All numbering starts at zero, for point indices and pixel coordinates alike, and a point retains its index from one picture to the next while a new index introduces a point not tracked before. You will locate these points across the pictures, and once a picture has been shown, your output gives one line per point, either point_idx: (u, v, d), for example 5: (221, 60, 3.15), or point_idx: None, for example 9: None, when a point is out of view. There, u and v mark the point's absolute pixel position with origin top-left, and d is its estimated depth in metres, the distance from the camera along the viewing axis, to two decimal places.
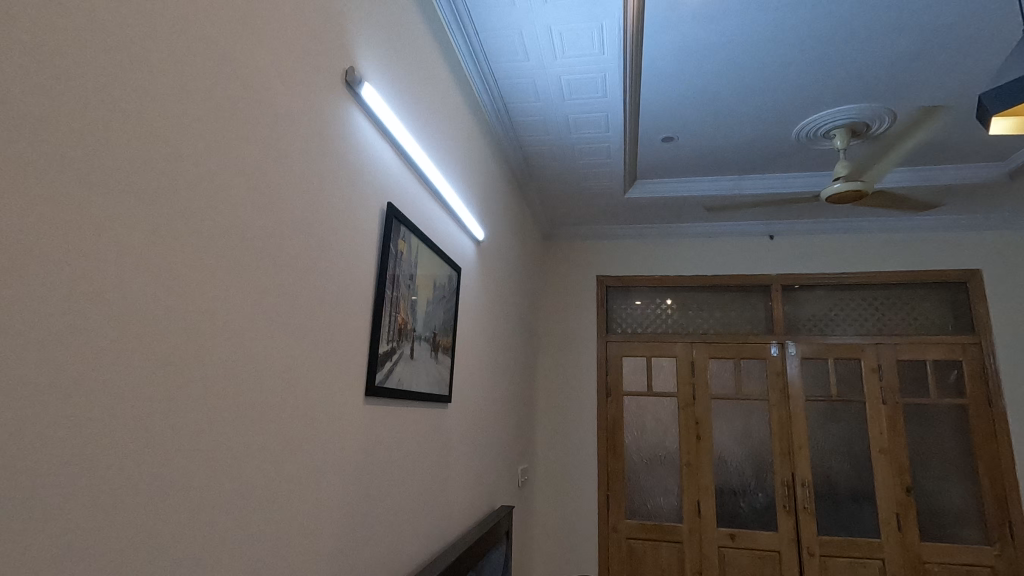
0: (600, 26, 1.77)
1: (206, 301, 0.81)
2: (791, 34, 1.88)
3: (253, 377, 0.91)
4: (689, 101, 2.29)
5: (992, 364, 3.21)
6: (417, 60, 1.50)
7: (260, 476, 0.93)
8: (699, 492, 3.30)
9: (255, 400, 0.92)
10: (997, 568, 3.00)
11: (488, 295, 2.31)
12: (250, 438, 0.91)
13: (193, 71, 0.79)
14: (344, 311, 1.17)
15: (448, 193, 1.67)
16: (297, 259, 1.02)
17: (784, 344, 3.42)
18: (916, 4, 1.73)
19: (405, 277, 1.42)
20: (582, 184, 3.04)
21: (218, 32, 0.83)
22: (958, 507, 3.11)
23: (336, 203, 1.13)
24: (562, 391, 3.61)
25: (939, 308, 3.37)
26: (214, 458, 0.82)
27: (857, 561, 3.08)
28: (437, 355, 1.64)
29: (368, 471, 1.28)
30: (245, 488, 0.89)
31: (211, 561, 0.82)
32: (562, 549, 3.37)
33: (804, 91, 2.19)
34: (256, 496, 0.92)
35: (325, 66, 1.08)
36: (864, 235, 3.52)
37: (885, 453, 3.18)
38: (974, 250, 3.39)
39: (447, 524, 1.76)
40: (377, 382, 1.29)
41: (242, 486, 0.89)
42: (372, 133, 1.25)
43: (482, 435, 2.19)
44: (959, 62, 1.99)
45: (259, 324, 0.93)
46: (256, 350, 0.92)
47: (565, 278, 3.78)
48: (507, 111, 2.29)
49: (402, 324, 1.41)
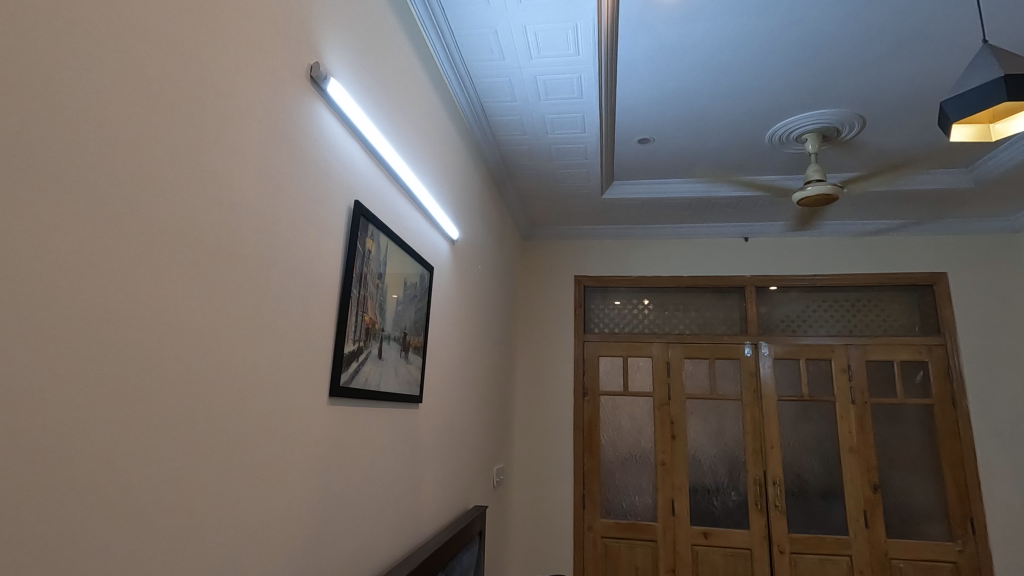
0: (575, 27, 1.77)
1: (164, 300, 0.79)
2: (763, 39, 1.90)
3: (216, 378, 0.90)
4: (665, 103, 2.31)
5: (956, 364, 3.30)
6: (388, 57, 1.48)
7: (222, 478, 0.91)
8: (673, 491, 3.33)
9: (216, 399, 0.90)
10: (960, 564, 3.07)
11: (463, 295, 2.30)
12: (213, 439, 0.89)
13: (150, 64, 0.77)
14: (309, 310, 1.15)
15: (420, 191, 1.65)
16: (260, 257, 1.00)
17: (757, 345, 3.46)
18: (883, 12, 1.76)
19: (373, 275, 1.40)
20: (560, 184, 3.04)
21: (176, 24, 0.81)
22: (923, 504, 3.18)
23: (301, 201, 1.11)
24: (538, 390, 3.61)
25: (906, 309, 3.45)
26: (172, 459, 0.80)
27: (826, 558, 3.13)
28: (407, 355, 1.63)
29: (335, 473, 1.26)
30: (204, 491, 0.87)
31: (170, 563, 0.80)
32: (537, 549, 3.38)
33: (776, 95, 2.22)
34: (216, 499, 0.89)
35: (289, 60, 1.06)
36: (837, 238, 3.58)
37: (854, 452, 3.25)
38: (941, 254, 3.48)
39: (418, 524, 1.75)
40: (344, 382, 1.27)
41: (200, 489, 0.86)
42: (339, 130, 1.23)
43: (456, 436, 2.18)
44: (926, 69, 2.03)
45: (221, 323, 0.90)
46: (216, 349, 0.90)
47: (544, 277, 3.78)
48: (483, 109, 2.27)
49: (370, 323, 1.39)
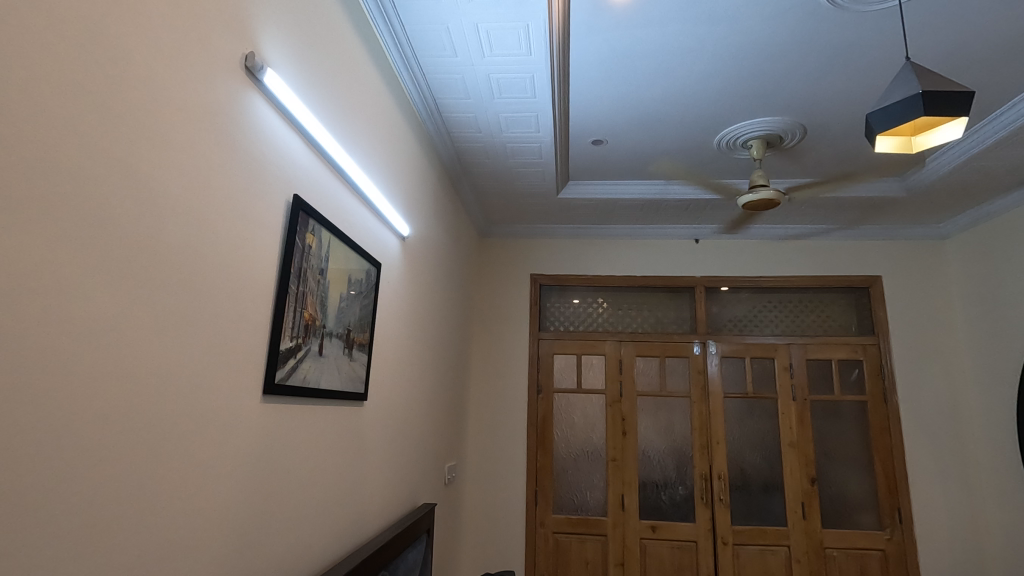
0: (526, 26, 1.78)
1: (82, 296, 0.76)
2: (709, 46, 1.96)
3: (142, 376, 0.87)
4: (617, 105, 2.34)
5: (888, 363, 3.49)
6: (332, 49, 1.46)
7: (143, 477, 0.88)
8: (623, 486, 3.40)
9: (141, 398, 0.87)
10: (888, 551, 3.25)
11: (414, 292, 2.29)
12: (139, 437, 0.87)
13: (69, 53, 0.74)
14: (241, 305, 1.12)
15: (366, 186, 1.64)
16: (191, 253, 0.97)
17: (705, 343, 3.57)
18: (818, 27, 1.84)
19: (313, 270, 1.38)
20: (516, 183, 3.06)
21: (98, 12, 0.78)
22: (856, 495, 3.35)
23: (234, 194, 1.08)
24: (494, 388, 3.62)
25: (844, 311, 3.63)
26: (91, 457, 0.78)
27: (766, 549, 3.26)
28: (351, 352, 1.61)
29: (270, 471, 1.24)
30: (125, 491, 0.84)
31: (89, 564, 0.78)
32: (490, 545, 3.40)
33: (723, 102, 2.29)
34: (138, 499, 0.87)
35: (221, 48, 1.03)
36: (782, 241, 3.73)
37: (794, 446, 3.39)
38: (877, 258, 3.66)
39: (361, 523, 1.73)
40: (279, 380, 1.24)
41: (121, 490, 0.83)
42: (276, 123, 1.21)
43: (404, 433, 2.16)
44: (860, 82, 2.13)
45: (147, 320, 0.88)
46: (141, 348, 0.87)
47: (500, 275, 3.79)
48: (437, 105, 2.27)
49: (309, 320, 1.37)
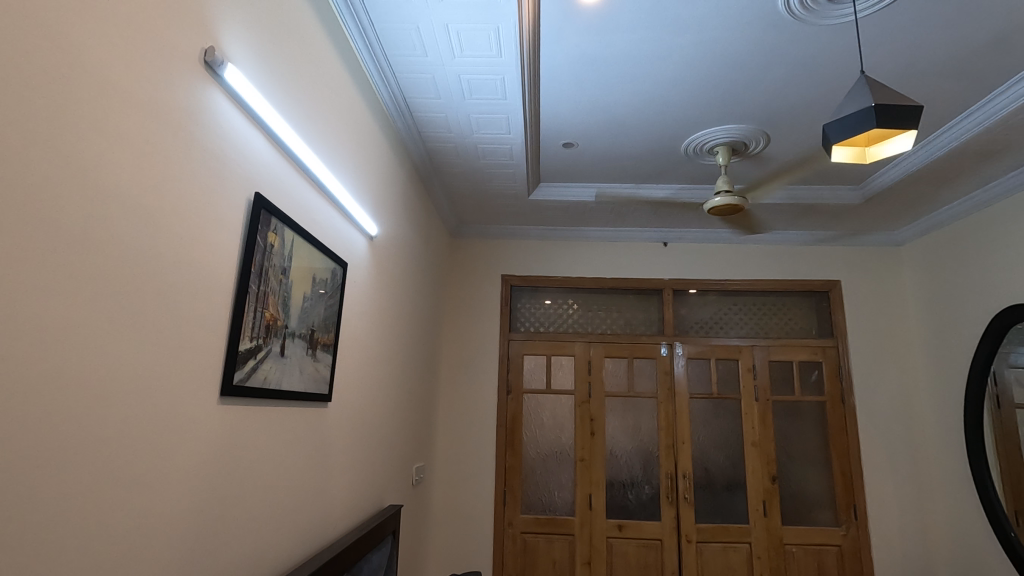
0: (496, 29, 1.79)
1: (33, 294, 0.74)
2: (675, 54, 2.00)
3: (97, 377, 0.85)
4: (588, 109, 2.37)
5: (846, 364, 3.60)
6: (298, 46, 1.44)
7: (98, 480, 0.86)
8: (591, 486, 3.44)
9: (96, 399, 0.85)
10: (844, 547, 3.36)
11: (383, 292, 2.27)
12: (93, 437, 0.85)
13: (22, 47, 0.72)
14: (198, 304, 1.08)
15: (332, 184, 1.62)
16: (148, 251, 0.95)
17: (672, 345, 3.64)
18: (781, 38, 1.90)
19: (275, 270, 1.35)
20: (487, 184, 3.06)
21: (52, 5, 0.77)
22: (815, 493, 3.45)
23: (192, 192, 1.05)
24: (463, 388, 3.62)
25: (805, 314, 3.74)
26: (42, 458, 0.76)
27: (729, 546, 3.34)
28: (314, 353, 1.59)
29: (231, 474, 1.22)
30: (79, 494, 0.82)
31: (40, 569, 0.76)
32: (458, 545, 3.39)
33: (689, 109, 2.34)
34: (93, 502, 0.85)
35: (178, 42, 1.00)
36: (747, 245, 3.82)
37: (757, 446, 3.47)
38: (836, 263, 3.79)
39: (324, 525, 1.71)
40: (238, 381, 1.22)
41: (74, 493, 0.81)
42: (237, 119, 1.19)
43: (370, 434, 2.15)
44: (820, 93, 2.21)
45: (102, 320, 0.86)
46: (96, 348, 0.85)
47: (471, 275, 3.79)
48: (407, 104, 2.25)
49: (271, 320, 1.34)
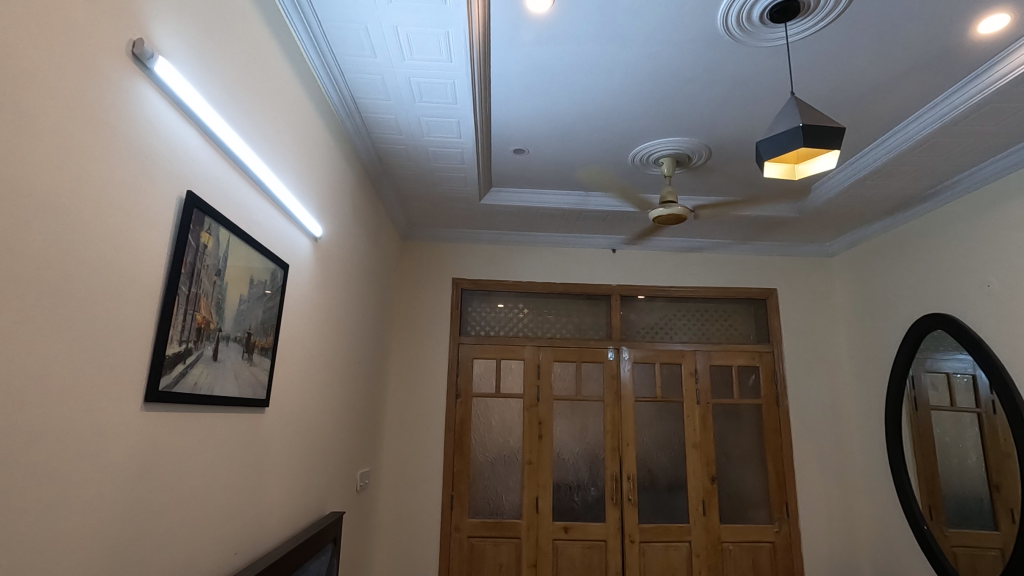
0: (447, 34, 1.79)
1: None
2: (622, 67, 2.05)
3: (14, 383, 0.81)
4: (538, 117, 2.40)
5: (780, 369, 3.79)
6: (237, 41, 1.39)
7: (14, 489, 0.82)
8: (538, 489, 3.47)
9: (12, 405, 0.81)
10: (777, 543, 3.52)
11: (327, 294, 2.22)
12: (10, 444, 0.81)
13: None
14: (122, 305, 1.03)
15: (273, 183, 1.58)
16: (72, 252, 0.91)
17: (619, 349, 3.72)
18: (720, 57, 1.98)
19: (209, 271, 1.31)
20: (437, 187, 3.05)
21: None
22: (751, 492, 3.60)
23: (115, 190, 1.00)
24: (412, 392, 3.58)
25: (744, 320, 3.91)
26: None
27: (670, 545, 3.44)
28: (251, 357, 1.54)
29: (160, 482, 1.18)
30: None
31: None
32: (404, 551, 3.36)
33: (635, 120, 2.41)
34: (8, 513, 0.81)
35: (102, 33, 0.96)
36: (691, 253, 3.95)
37: (697, 447, 3.59)
38: (773, 272, 3.97)
39: (260, 534, 1.66)
40: (165, 387, 1.17)
41: None
42: (169, 115, 1.14)
43: (312, 440, 2.10)
44: (756, 112, 2.32)
45: (20, 322, 0.82)
46: (14, 351, 0.81)
47: (422, 278, 3.77)
48: (356, 104, 2.22)
49: (202, 323, 1.30)
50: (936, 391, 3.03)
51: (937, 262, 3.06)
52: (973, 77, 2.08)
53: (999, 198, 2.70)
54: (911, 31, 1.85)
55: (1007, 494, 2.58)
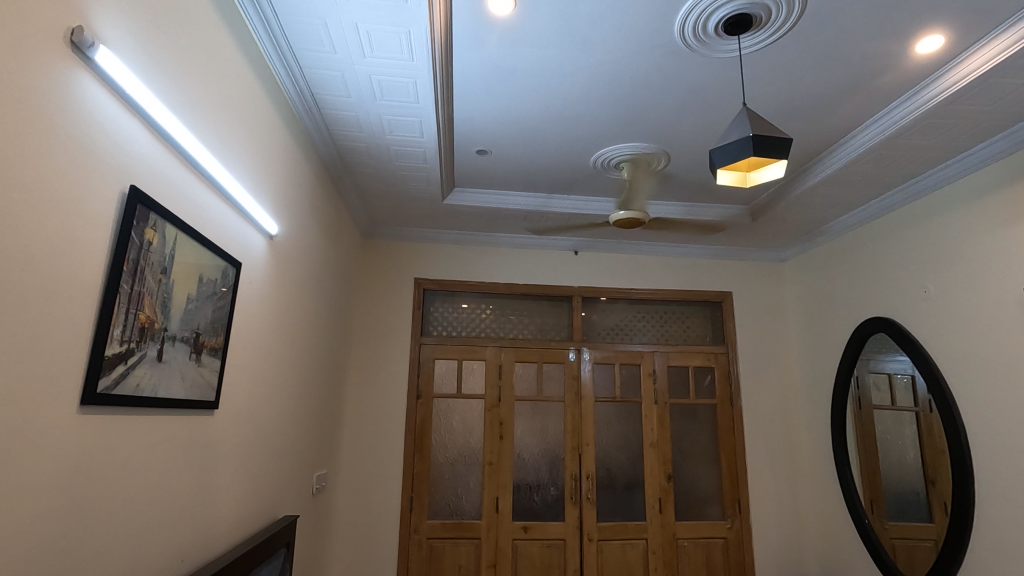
0: (408, 32, 1.78)
1: None
2: (583, 71, 2.08)
3: None
4: (501, 118, 2.41)
5: (734, 369, 3.90)
6: (187, 32, 1.35)
7: None
8: (498, 489, 3.48)
9: None
10: (729, 539, 3.63)
11: (283, 292, 2.17)
12: None
13: None
14: (58, 303, 0.99)
15: (226, 179, 1.54)
16: (7, 249, 0.87)
17: (580, 350, 3.76)
18: (677, 66, 2.04)
19: (153, 268, 1.26)
20: (400, 186, 3.02)
21: None
22: (705, 489, 3.70)
23: (52, 184, 0.96)
24: (372, 392, 3.54)
25: (700, 322, 4.01)
26: None
27: (627, 542, 3.50)
28: (199, 357, 1.50)
29: (104, 485, 1.14)
30: None
31: None
32: (361, 554, 3.32)
33: (597, 124, 2.44)
34: None
35: (40, 22, 0.92)
36: (651, 256, 4.04)
37: (655, 446, 3.67)
38: (729, 276, 4.09)
39: (209, 539, 1.62)
40: (103, 389, 1.12)
41: None
42: (111, 107, 1.10)
43: (265, 441, 2.05)
44: (711, 121, 2.39)
45: None
46: None
47: (383, 277, 3.73)
48: (315, 100, 2.18)
49: (146, 322, 1.25)
50: (878, 390, 3.18)
51: (880, 268, 3.21)
52: (912, 94, 2.20)
53: (935, 208, 2.86)
54: (857, 48, 1.94)
55: (941, 488, 2.72)
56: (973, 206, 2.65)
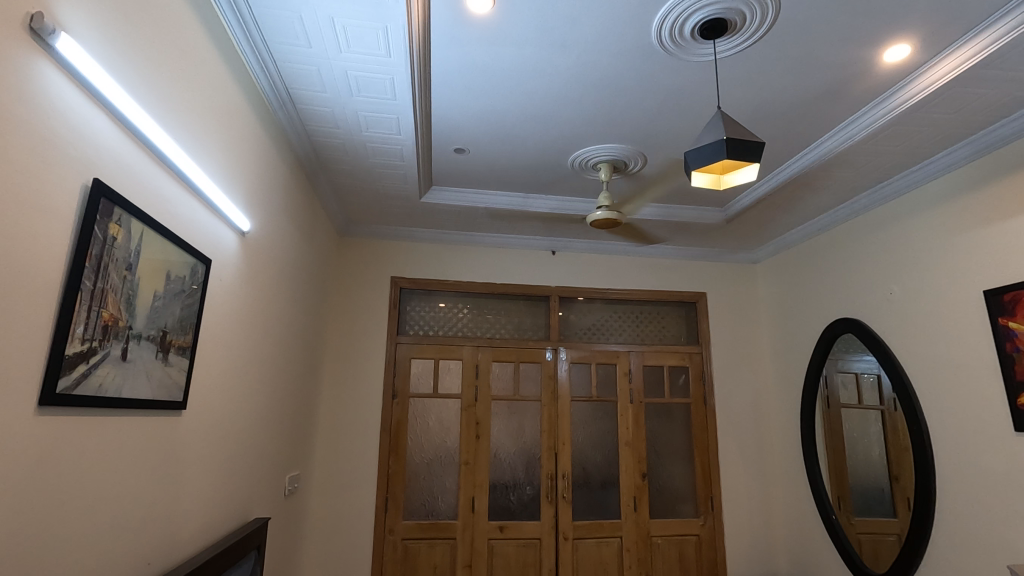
0: (385, 28, 1.76)
1: None
2: (562, 72, 2.09)
3: None
4: (478, 117, 2.40)
5: (708, 369, 3.96)
6: (154, 22, 1.32)
7: None
8: (474, 489, 3.47)
9: None
10: (701, 536, 3.68)
11: (255, 290, 2.13)
12: None
13: None
14: (17, 302, 0.95)
15: (195, 174, 1.50)
16: None
17: (557, 350, 3.78)
18: (654, 68, 2.05)
19: (118, 265, 1.22)
20: (377, 183, 3.00)
21: None
22: (679, 487, 3.75)
23: (8, 175, 0.92)
24: (347, 392, 3.50)
25: (675, 323, 4.07)
26: None
27: (602, 541, 3.53)
28: (166, 357, 1.46)
29: (65, 489, 1.11)
30: None
31: None
32: (335, 555, 3.28)
33: (575, 125, 2.45)
34: None
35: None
36: (627, 257, 4.08)
37: (630, 445, 3.71)
38: (703, 277, 4.16)
39: (176, 543, 1.58)
40: (63, 390, 1.08)
41: None
42: (73, 96, 1.07)
43: (235, 442, 2.01)
44: (687, 123, 2.42)
45: None
46: None
47: (360, 276, 3.69)
48: (290, 95, 2.15)
49: (109, 320, 1.21)
50: (846, 389, 3.26)
51: (848, 270, 3.29)
52: (880, 102, 2.27)
53: (901, 213, 2.94)
54: (828, 55, 1.98)
55: (904, 484, 2.80)
56: (937, 210, 2.73)
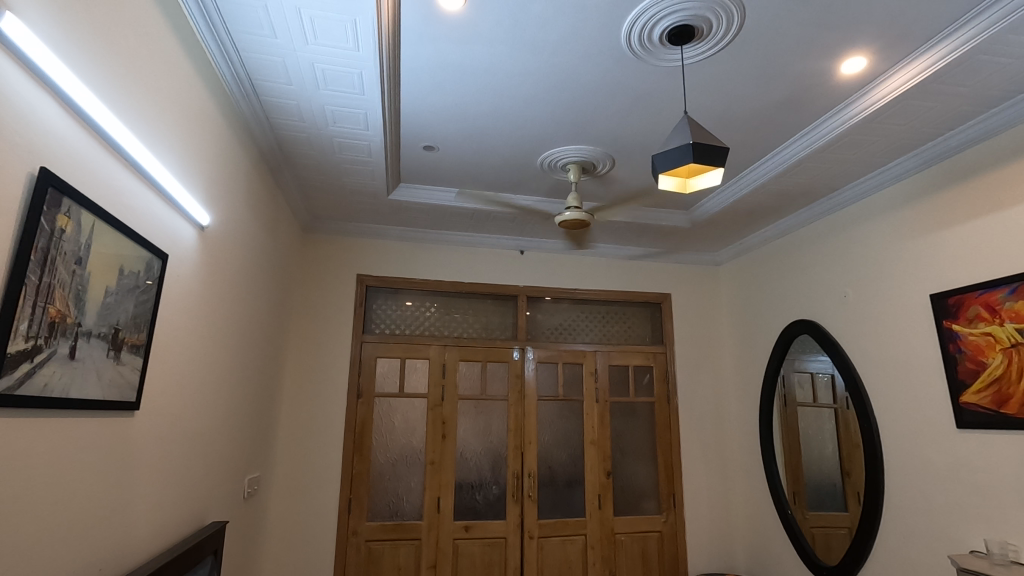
0: (354, 21, 1.72)
1: None
2: (532, 72, 2.09)
3: None
4: (448, 114, 2.39)
5: (671, 369, 4.04)
6: (109, 4, 1.26)
7: None
8: (440, 489, 3.45)
9: None
10: (664, 532, 3.75)
11: (214, 287, 2.06)
12: None
13: None
14: None
15: (152, 165, 1.45)
16: None
17: (524, 349, 3.79)
18: (623, 72, 2.08)
19: (66, 258, 1.16)
20: (343, 179, 2.94)
21: None
22: (642, 485, 3.82)
23: None
24: (310, 392, 3.43)
25: (640, 323, 4.13)
26: None
27: (566, 538, 3.56)
28: (118, 355, 1.40)
29: (11, 495, 1.05)
30: None
31: None
32: (295, 558, 3.21)
33: (545, 124, 2.46)
34: None
35: None
36: (594, 257, 4.12)
37: (595, 443, 3.75)
38: (668, 278, 4.23)
39: (130, 549, 1.52)
40: (6, 390, 1.02)
41: None
42: (18, 79, 1.01)
43: (192, 443, 1.94)
44: (654, 127, 2.46)
45: None
46: None
47: (324, 274, 3.61)
48: (253, 86, 2.08)
49: (56, 316, 1.15)
50: (802, 388, 3.37)
51: (806, 273, 3.41)
52: (838, 112, 2.36)
53: (856, 219, 3.06)
54: (789, 65, 2.05)
55: (855, 479, 2.93)
56: (888, 218, 2.86)
